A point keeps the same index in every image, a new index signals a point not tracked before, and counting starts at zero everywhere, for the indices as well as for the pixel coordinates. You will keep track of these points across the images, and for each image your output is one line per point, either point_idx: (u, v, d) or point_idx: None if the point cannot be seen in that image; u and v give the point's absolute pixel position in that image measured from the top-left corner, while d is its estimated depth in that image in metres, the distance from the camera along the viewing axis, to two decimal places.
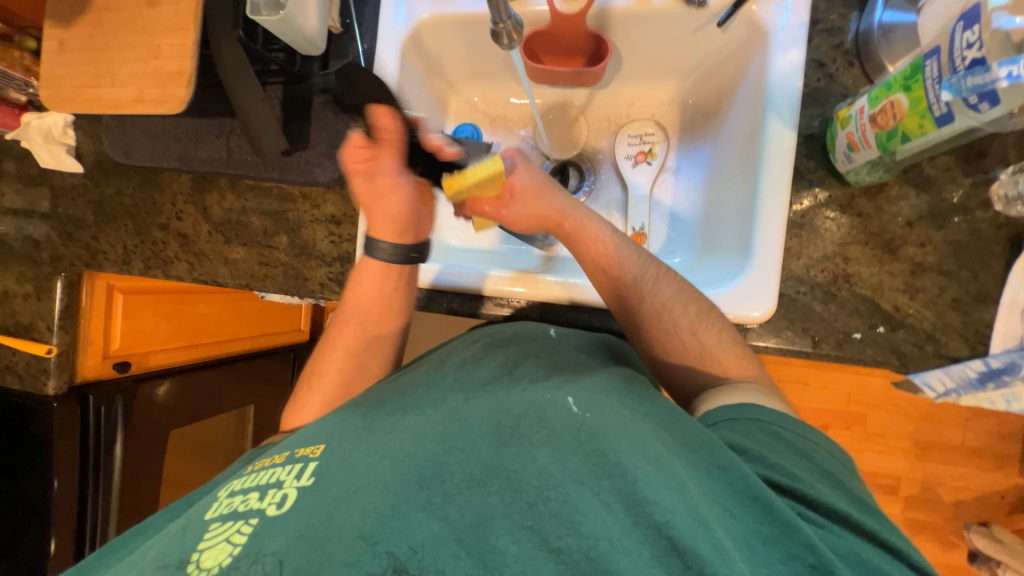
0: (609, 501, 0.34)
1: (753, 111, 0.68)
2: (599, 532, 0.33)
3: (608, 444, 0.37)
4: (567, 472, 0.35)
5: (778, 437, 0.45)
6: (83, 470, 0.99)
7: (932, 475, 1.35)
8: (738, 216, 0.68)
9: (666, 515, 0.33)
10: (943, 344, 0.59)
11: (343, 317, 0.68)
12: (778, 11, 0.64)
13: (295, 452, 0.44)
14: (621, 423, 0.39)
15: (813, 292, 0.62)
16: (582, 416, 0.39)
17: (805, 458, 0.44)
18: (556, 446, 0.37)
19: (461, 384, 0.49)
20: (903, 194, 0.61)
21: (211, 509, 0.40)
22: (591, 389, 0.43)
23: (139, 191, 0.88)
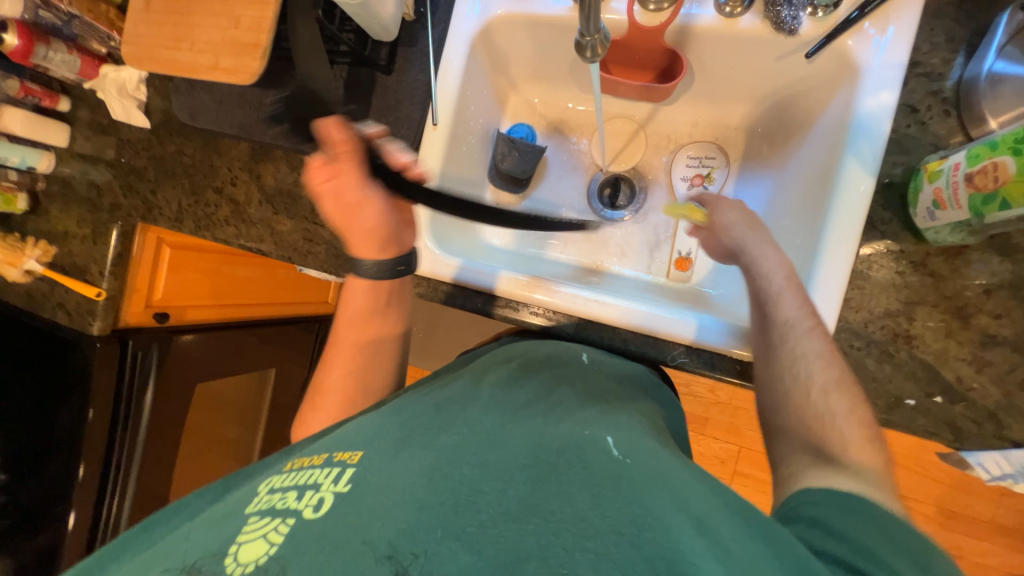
0: (650, 560, 0.32)
1: (829, 150, 0.64)
2: None
3: (648, 496, 0.36)
4: (607, 522, 0.34)
5: (876, 526, 0.39)
6: (115, 410, 1.03)
7: (953, 547, 1.28)
8: (796, 260, 0.65)
9: None
10: (1005, 424, 0.55)
11: (335, 348, 0.68)
12: (874, 48, 0.60)
13: (334, 455, 0.44)
14: (660, 475, 0.39)
15: (869, 349, 0.59)
16: (622, 462, 0.39)
17: (911, 559, 0.37)
18: (594, 489, 0.37)
19: (500, 403, 0.49)
20: (984, 259, 0.56)
21: (251, 503, 0.41)
22: (628, 434, 0.44)
23: (199, 152, 0.91)
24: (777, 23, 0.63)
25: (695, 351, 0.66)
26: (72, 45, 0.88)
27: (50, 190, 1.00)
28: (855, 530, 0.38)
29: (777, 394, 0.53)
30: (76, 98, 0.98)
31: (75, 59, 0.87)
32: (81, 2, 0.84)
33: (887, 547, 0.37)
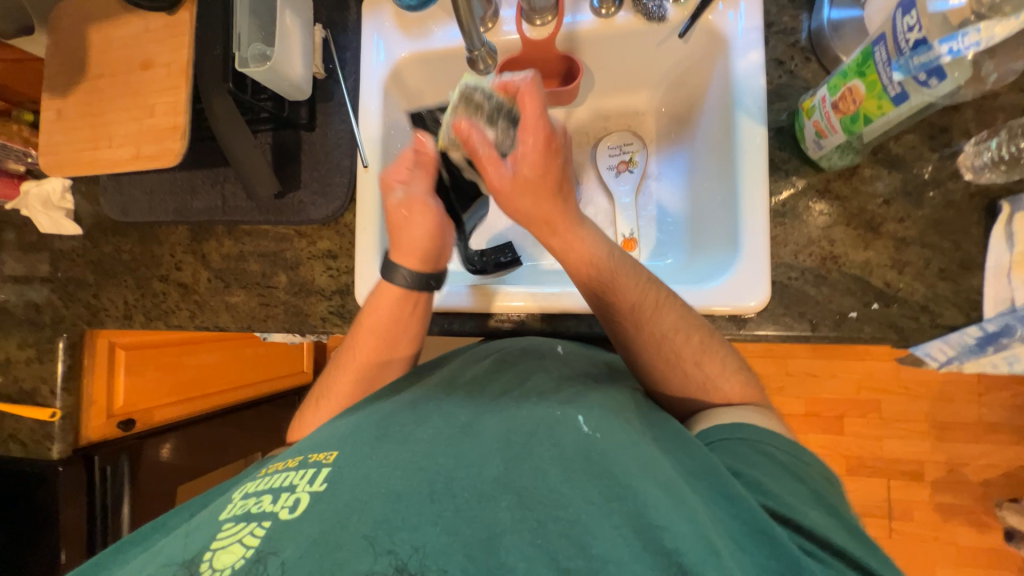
0: (619, 523, 0.35)
1: (722, 112, 0.71)
2: (609, 555, 0.33)
3: (617, 467, 0.38)
4: (578, 492, 0.36)
5: (771, 459, 0.46)
6: (89, 538, 0.98)
7: (955, 456, 1.33)
8: (721, 214, 0.71)
9: (675, 541, 0.34)
10: (938, 313, 0.60)
11: (357, 342, 0.65)
12: (733, 19, 0.68)
13: (307, 457, 0.43)
14: (631, 447, 0.40)
15: (804, 276, 0.64)
16: (593, 437, 0.41)
17: (801, 485, 0.44)
18: (566, 465, 0.38)
19: (473, 397, 0.49)
20: (876, 174, 0.63)
21: (224, 509, 0.39)
22: (600, 411, 0.45)
23: (138, 246, 0.90)
24: (647, 14, 0.70)
25: None
26: None
27: None
28: (769, 478, 0.44)
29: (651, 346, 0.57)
30: None
31: None
32: None
33: (795, 493, 0.43)
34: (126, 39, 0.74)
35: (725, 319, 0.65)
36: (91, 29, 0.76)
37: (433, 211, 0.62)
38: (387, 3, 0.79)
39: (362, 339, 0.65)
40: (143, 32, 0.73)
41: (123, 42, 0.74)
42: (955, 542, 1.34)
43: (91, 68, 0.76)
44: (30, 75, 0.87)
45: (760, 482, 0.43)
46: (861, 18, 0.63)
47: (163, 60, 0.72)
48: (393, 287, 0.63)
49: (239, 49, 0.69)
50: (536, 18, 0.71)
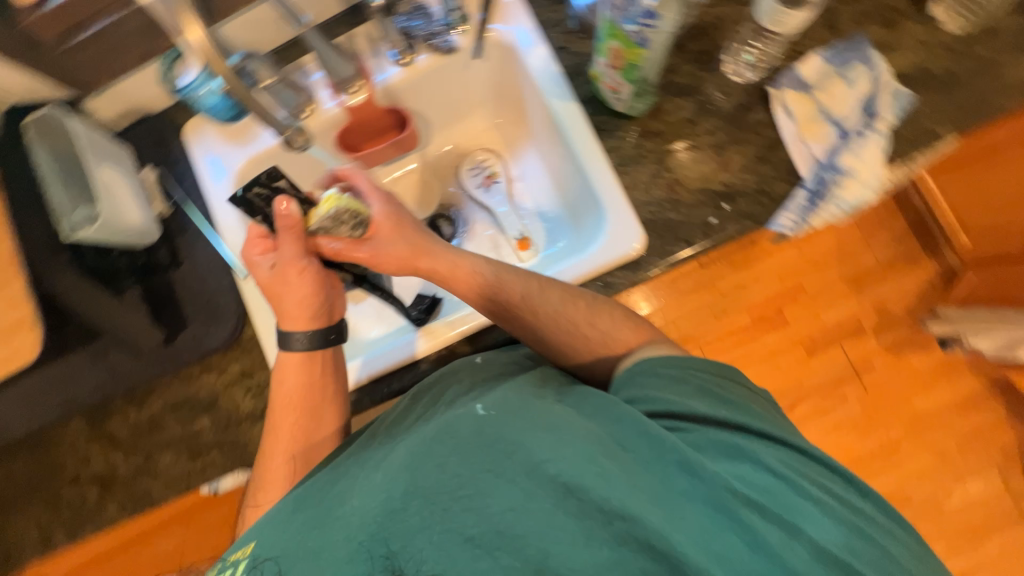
0: (513, 478, 0.40)
1: (540, 104, 0.80)
2: (505, 506, 0.39)
3: (505, 432, 0.42)
4: (471, 469, 0.41)
5: (666, 376, 0.50)
6: None
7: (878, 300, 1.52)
8: (581, 186, 0.78)
9: (557, 471, 0.40)
10: (772, 191, 0.70)
11: (279, 423, 0.65)
12: (510, 30, 0.77)
13: (233, 555, 0.46)
14: (521, 408, 0.44)
15: (662, 207, 0.71)
16: (486, 416, 0.44)
17: (687, 383, 0.50)
18: (461, 448, 0.42)
19: (385, 429, 0.52)
20: (675, 104, 0.73)
21: None
22: (498, 387, 0.47)
23: (33, 461, 0.80)
24: (440, 49, 0.78)
25: None
26: None
27: None
28: (663, 393, 0.49)
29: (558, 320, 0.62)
30: None
31: None
32: None
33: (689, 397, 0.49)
34: None
35: (620, 270, 0.70)
36: None
37: (311, 271, 0.64)
38: (206, 123, 0.80)
39: (282, 418, 0.65)
40: None
41: None
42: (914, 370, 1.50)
43: None
44: None
45: (662, 401, 0.48)
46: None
47: None
48: (295, 355, 0.65)
49: (62, 218, 0.67)
50: (348, 87, 0.74)
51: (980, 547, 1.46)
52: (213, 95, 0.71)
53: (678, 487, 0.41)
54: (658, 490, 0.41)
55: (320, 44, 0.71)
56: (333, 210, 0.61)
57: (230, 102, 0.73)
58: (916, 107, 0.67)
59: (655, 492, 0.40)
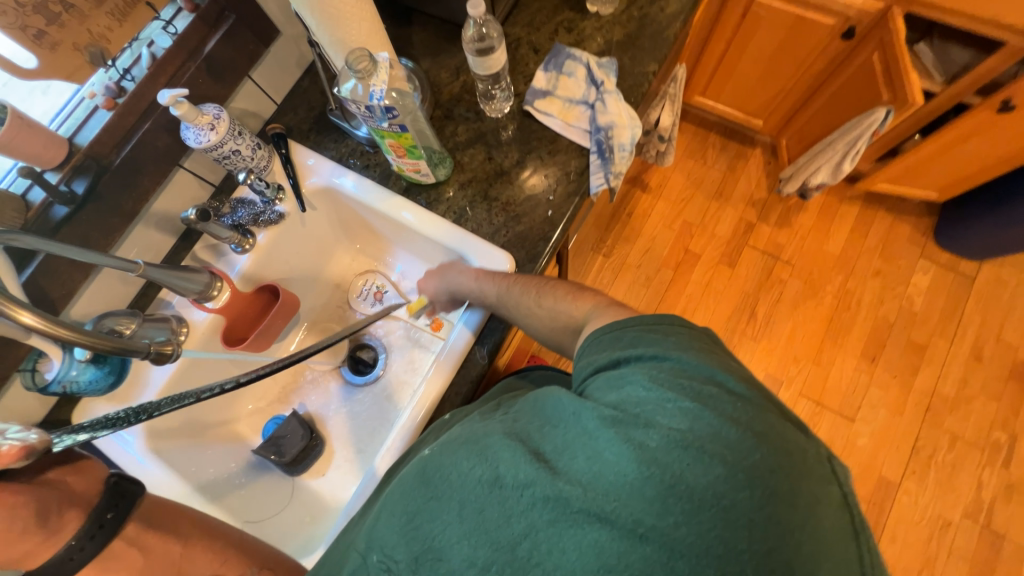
0: (443, 494, 0.47)
1: (375, 215, 0.90)
2: (439, 525, 0.46)
3: (437, 459, 0.50)
4: (412, 501, 0.48)
5: (596, 342, 0.54)
6: None
7: (742, 196, 1.76)
8: (445, 251, 0.87)
9: (473, 472, 0.46)
10: (575, 167, 0.85)
11: None
12: (319, 176, 0.88)
13: None
14: (456, 434, 0.52)
15: (508, 226, 0.83)
16: (428, 453, 0.52)
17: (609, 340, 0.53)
18: (411, 479, 0.51)
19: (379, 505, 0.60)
20: (470, 154, 0.88)
21: None
22: (456, 421, 0.58)
23: None
24: (272, 222, 0.87)
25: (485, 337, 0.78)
26: None
27: None
28: (591, 358, 0.53)
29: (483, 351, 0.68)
30: None
31: None
32: None
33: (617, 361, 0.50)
34: None
35: None
36: None
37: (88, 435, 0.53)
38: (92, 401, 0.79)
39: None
40: None
41: None
42: (808, 229, 1.72)
43: None
44: None
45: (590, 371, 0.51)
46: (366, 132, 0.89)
47: None
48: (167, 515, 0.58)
49: None
50: (210, 293, 0.79)
51: (959, 322, 1.60)
52: (87, 369, 0.68)
53: (569, 436, 0.45)
54: (558, 452, 0.45)
55: (163, 274, 0.72)
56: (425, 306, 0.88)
57: (108, 366, 0.71)
58: (620, 66, 0.89)
59: (557, 454, 0.45)
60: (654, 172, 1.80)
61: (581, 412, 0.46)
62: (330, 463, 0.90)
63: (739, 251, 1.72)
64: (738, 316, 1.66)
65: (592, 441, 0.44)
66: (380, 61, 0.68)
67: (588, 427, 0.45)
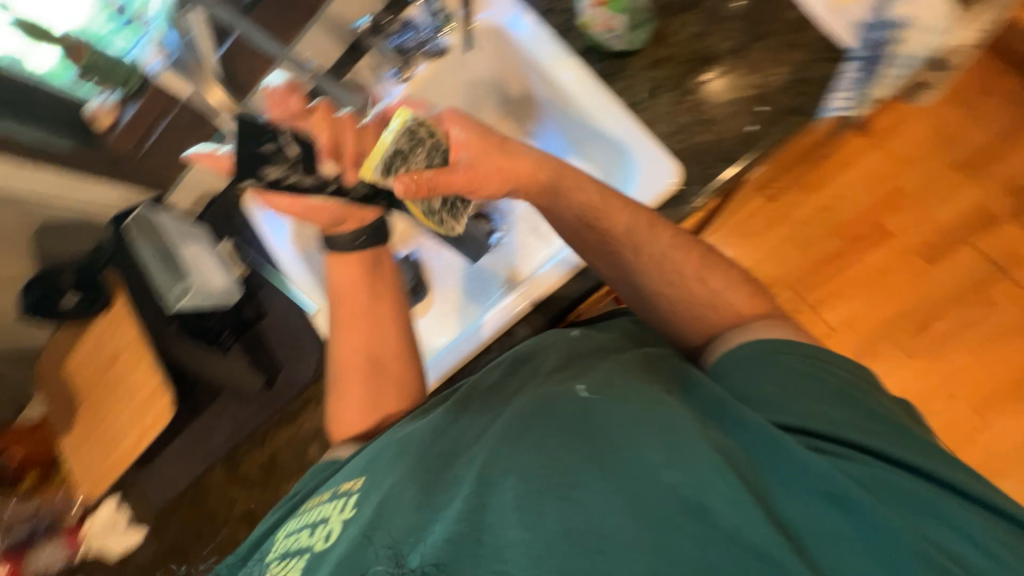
0: (617, 475, 0.38)
1: (542, 75, 0.78)
2: (606, 508, 0.37)
3: (615, 427, 0.41)
4: (574, 457, 0.40)
5: (810, 377, 0.46)
6: None
7: (1003, 177, 1.33)
8: (602, 142, 0.74)
9: (673, 477, 0.37)
10: (816, 75, 0.62)
11: (347, 328, 0.69)
12: (496, 15, 0.77)
13: (341, 488, 0.50)
14: (635, 399, 0.43)
15: (692, 131, 0.66)
16: (592, 400, 0.44)
17: (816, 380, 0.46)
18: (563, 433, 0.42)
19: (480, 400, 0.51)
20: (680, 24, 0.68)
21: (281, 546, 0.49)
22: (602, 372, 0.47)
23: (193, 509, 0.94)
24: (434, 54, 0.80)
25: None
26: None
27: None
28: (815, 403, 0.44)
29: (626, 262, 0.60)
30: None
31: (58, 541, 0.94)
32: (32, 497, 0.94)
33: (804, 394, 0.45)
34: (90, 352, 0.83)
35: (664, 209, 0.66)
36: (65, 364, 0.86)
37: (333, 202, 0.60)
38: None
39: (343, 315, 0.69)
40: (99, 338, 0.82)
41: (91, 355, 0.83)
42: None
43: (79, 393, 0.85)
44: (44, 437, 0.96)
45: (771, 398, 0.45)
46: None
47: (123, 348, 0.80)
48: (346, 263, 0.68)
49: (166, 295, 0.79)
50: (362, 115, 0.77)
51: None
52: None
53: (775, 475, 0.40)
54: (791, 510, 0.38)
55: (331, 86, 0.72)
56: (410, 125, 0.55)
57: None
58: None
59: (788, 513, 0.38)
60: (889, 111, 1.37)
61: (800, 455, 0.39)
62: (428, 310, 0.93)
63: (953, 247, 1.35)
64: (903, 323, 1.35)
65: (818, 495, 0.38)
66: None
67: (810, 475, 0.38)
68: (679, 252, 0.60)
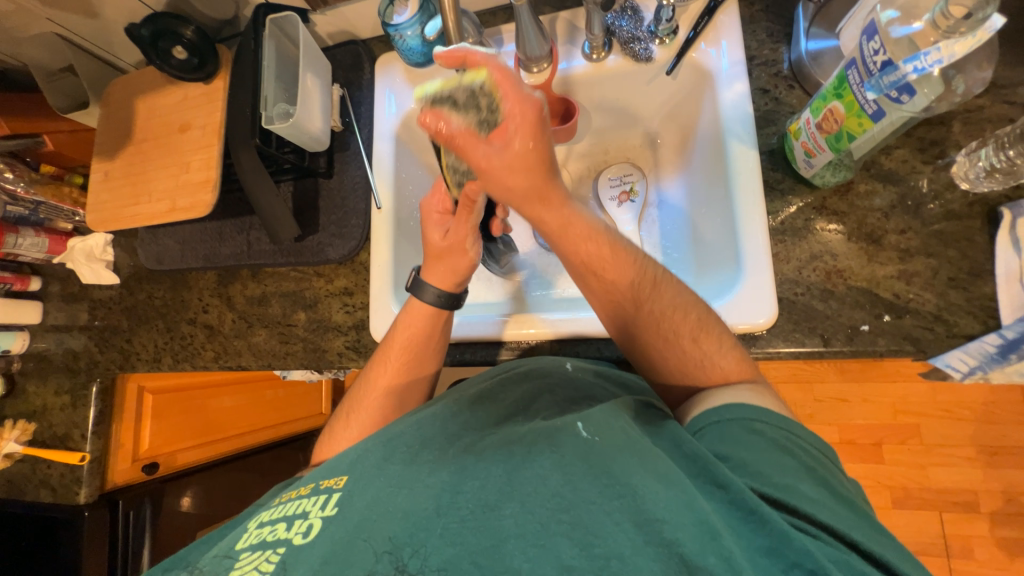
0: (620, 520, 0.37)
1: (714, 140, 0.73)
2: (611, 552, 0.36)
3: (617, 466, 0.41)
4: (578, 494, 0.39)
5: (764, 437, 0.45)
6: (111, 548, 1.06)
7: (1012, 484, 1.30)
8: (723, 235, 0.72)
9: (674, 533, 0.36)
10: (953, 323, 0.59)
11: (385, 357, 0.70)
12: (715, 56, 0.72)
13: (320, 483, 0.49)
14: (630, 444, 0.43)
15: (811, 291, 0.64)
16: (592, 439, 0.43)
17: (790, 456, 0.44)
18: (565, 470, 0.41)
19: (475, 418, 0.53)
20: (871, 189, 0.64)
21: (242, 539, 0.46)
22: (603, 412, 0.47)
23: (169, 292, 0.96)
24: (634, 56, 0.75)
25: None
26: (41, 228, 0.97)
27: (26, 367, 1.03)
28: (776, 472, 0.42)
29: (671, 358, 0.56)
30: (46, 275, 1.05)
31: (44, 240, 0.97)
32: (45, 189, 0.96)
33: (776, 466, 0.43)
34: (168, 106, 0.82)
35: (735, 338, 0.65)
36: (138, 101, 0.85)
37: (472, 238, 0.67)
38: (396, 60, 0.86)
39: (393, 353, 0.69)
40: (183, 100, 0.81)
41: (166, 109, 0.82)
42: None
43: (136, 135, 0.84)
44: (84, 144, 0.96)
45: (746, 463, 0.43)
46: (837, 46, 0.66)
47: (198, 122, 0.79)
48: (424, 304, 0.68)
49: (264, 108, 0.76)
50: (532, 66, 0.75)
51: None
52: (414, 38, 0.78)
53: (757, 542, 0.37)
54: None
55: (526, 21, 0.69)
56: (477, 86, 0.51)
57: (426, 49, 0.81)
58: None
59: None
60: None
61: (778, 525, 0.38)
62: None
63: (924, 509, 1.34)
64: None
65: (796, 570, 0.36)
66: (984, 26, 0.42)
67: (794, 548, 0.36)
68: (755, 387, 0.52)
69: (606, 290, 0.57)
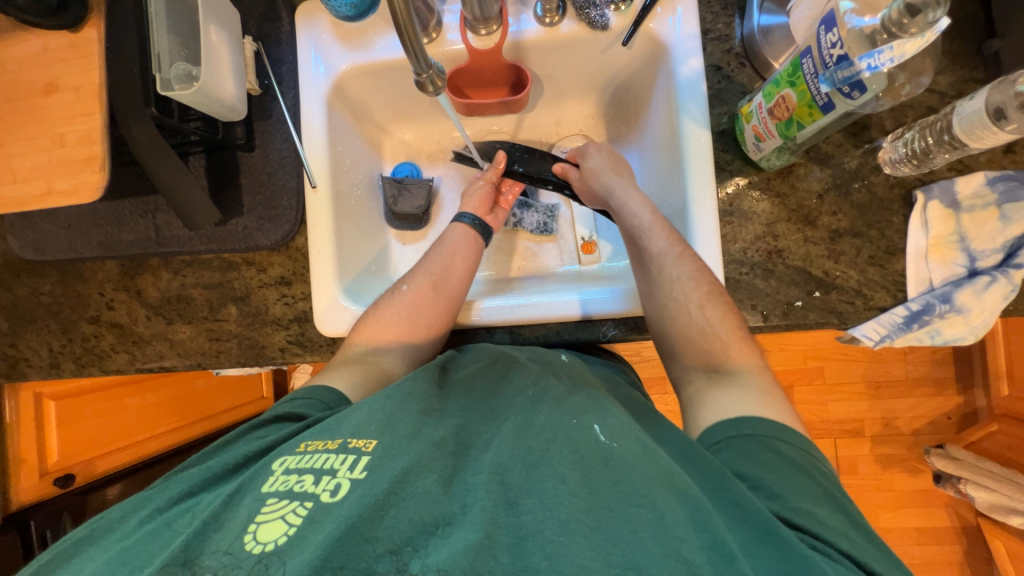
0: (638, 528, 0.37)
1: (668, 114, 0.72)
2: (627, 561, 0.36)
3: (634, 475, 0.40)
4: (597, 497, 0.39)
5: (781, 455, 0.47)
6: None
7: (889, 411, 1.56)
8: (675, 211, 0.72)
9: (692, 553, 0.36)
10: (870, 297, 0.66)
11: (449, 246, 0.74)
12: (671, 26, 0.69)
13: (348, 441, 0.46)
14: (646, 455, 0.43)
15: (754, 271, 0.68)
16: (608, 445, 0.43)
17: (826, 494, 0.45)
18: (585, 470, 0.41)
19: (491, 408, 0.53)
20: (809, 171, 0.68)
21: (267, 482, 0.43)
22: (621, 422, 0.47)
23: (60, 286, 0.81)
24: (590, 23, 0.71)
25: (622, 322, 0.71)
26: None
27: None
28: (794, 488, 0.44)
29: (682, 328, 0.61)
30: None
31: None
32: None
33: (807, 493, 0.44)
34: (22, 58, 0.65)
35: None
36: None
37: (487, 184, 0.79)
38: (321, 10, 0.74)
39: (453, 248, 0.75)
40: (43, 52, 0.64)
41: (20, 62, 0.65)
42: (892, 487, 1.56)
43: None
44: None
45: (785, 492, 0.44)
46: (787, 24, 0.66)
47: (70, 83, 0.64)
48: (466, 226, 0.76)
49: (159, 70, 0.63)
50: (479, 27, 0.69)
51: None
52: None
53: (774, 564, 0.38)
54: None
55: None
56: None
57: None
58: None
59: None
60: None
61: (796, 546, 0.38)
62: (415, 241, 0.88)
63: (823, 438, 1.58)
64: None
65: None
66: (932, 28, 0.45)
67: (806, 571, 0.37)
68: (764, 378, 0.56)
69: (633, 229, 0.69)
